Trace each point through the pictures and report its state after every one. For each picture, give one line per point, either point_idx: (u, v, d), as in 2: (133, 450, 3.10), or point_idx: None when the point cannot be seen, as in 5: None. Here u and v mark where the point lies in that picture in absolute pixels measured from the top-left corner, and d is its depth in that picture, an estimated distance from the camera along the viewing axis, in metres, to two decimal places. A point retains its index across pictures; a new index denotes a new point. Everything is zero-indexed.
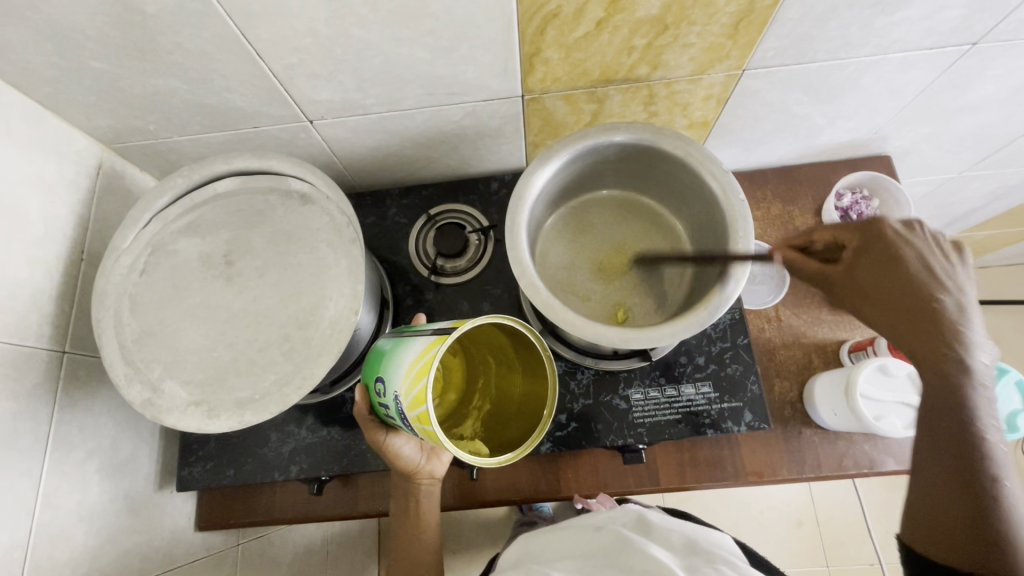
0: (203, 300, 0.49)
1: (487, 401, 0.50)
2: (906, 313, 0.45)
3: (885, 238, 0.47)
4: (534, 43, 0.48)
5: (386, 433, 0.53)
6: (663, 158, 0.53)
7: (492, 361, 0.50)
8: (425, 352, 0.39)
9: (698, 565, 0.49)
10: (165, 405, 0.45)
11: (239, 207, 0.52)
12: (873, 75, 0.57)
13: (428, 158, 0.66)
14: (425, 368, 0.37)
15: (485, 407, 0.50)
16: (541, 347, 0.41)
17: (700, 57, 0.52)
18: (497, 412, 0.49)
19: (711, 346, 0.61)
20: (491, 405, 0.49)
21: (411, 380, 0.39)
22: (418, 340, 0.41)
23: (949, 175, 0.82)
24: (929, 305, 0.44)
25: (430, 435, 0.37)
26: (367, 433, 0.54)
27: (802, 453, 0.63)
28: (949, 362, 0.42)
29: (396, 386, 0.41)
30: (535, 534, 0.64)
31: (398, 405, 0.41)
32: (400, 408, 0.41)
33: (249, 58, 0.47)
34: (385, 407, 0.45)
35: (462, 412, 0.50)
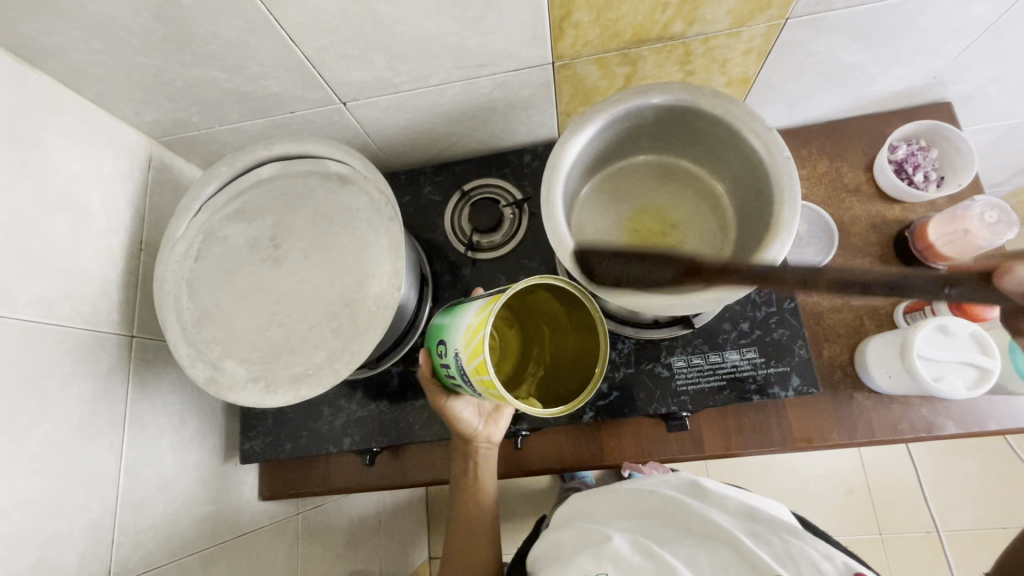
0: (255, 282, 0.51)
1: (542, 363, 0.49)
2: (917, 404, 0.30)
3: None
4: (564, 6, 0.47)
5: (447, 395, 0.56)
6: (702, 117, 0.51)
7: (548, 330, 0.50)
8: (480, 312, 0.39)
9: (765, 532, 0.48)
10: (227, 382, 0.47)
11: (281, 190, 0.53)
12: (930, 15, 0.52)
13: (459, 133, 0.66)
14: (479, 326, 0.38)
15: (540, 368, 0.49)
16: (591, 305, 0.42)
17: (739, 9, 0.50)
18: (550, 372, 0.48)
19: (755, 312, 0.60)
20: (546, 371, 0.49)
21: (468, 339, 0.40)
22: (475, 303, 0.42)
23: (1018, 120, 0.76)
24: None
25: (490, 390, 0.38)
26: (430, 395, 0.57)
27: (853, 418, 0.62)
28: None
29: (455, 345, 0.42)
30: (582, 493, 0.65)
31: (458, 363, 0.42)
32: (460, 367, 0.42)
33: (282, 43, 0.48)
34: (447, 368, 0.46)
35: (517, 374, 0.50)
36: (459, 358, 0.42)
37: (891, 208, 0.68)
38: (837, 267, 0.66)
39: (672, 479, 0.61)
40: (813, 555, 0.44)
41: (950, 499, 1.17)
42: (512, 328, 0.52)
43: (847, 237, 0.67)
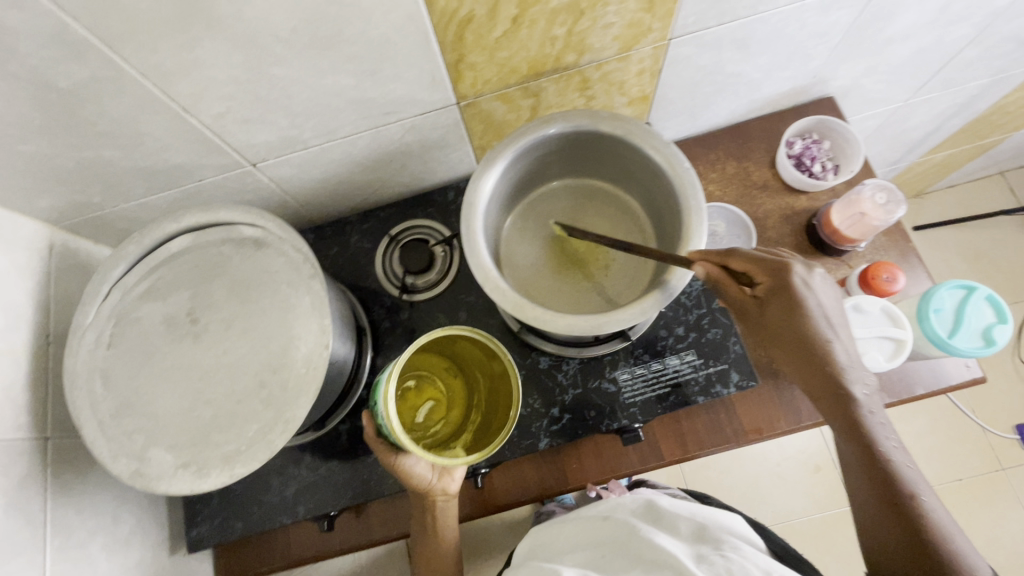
0: (174, 362, 0.48)
1: (480, 415, 0.53)
2: (813, 378, 0.49)
3: (789, 276, 0.49)
4: (456, 50, 0.48)
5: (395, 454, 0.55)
6: (606, 140, 0.53)
7: (480, 377, 0.54)
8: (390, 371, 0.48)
9: (713, 555, 0.48)
10: (155, 473, 0.45)
11: (195, 262, 0.51)
12: (796, 23, 0.58)
13: (379, 178, 0.66)
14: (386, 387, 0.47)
15: (480, 419, 0.53)
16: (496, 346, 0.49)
17: (623, 35, 0.52)
18: (485, 423, 0.52)
19: (688, 316, 0.62)
20: (482, 414, 0.53)
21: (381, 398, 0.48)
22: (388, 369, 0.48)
23: (896, 104, 0.86)
24: (824, 360, 0.49)
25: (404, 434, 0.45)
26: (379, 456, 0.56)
27: (796, 403, 0.65)
28: (854, 414, 0.48)
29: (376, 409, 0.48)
30: (546, 525, 0.66)
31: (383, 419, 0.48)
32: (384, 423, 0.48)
33: (174, 114, 0.47)
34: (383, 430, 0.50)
35: (463, 422, 0.54)
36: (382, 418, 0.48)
37: (799, 198, 0.72)
38: None
39: (630, 506, 0.61)
40: (749, 568, 0.45)
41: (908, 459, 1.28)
42: (455, 379, 0.56)
43: (764, 231, 0.71)
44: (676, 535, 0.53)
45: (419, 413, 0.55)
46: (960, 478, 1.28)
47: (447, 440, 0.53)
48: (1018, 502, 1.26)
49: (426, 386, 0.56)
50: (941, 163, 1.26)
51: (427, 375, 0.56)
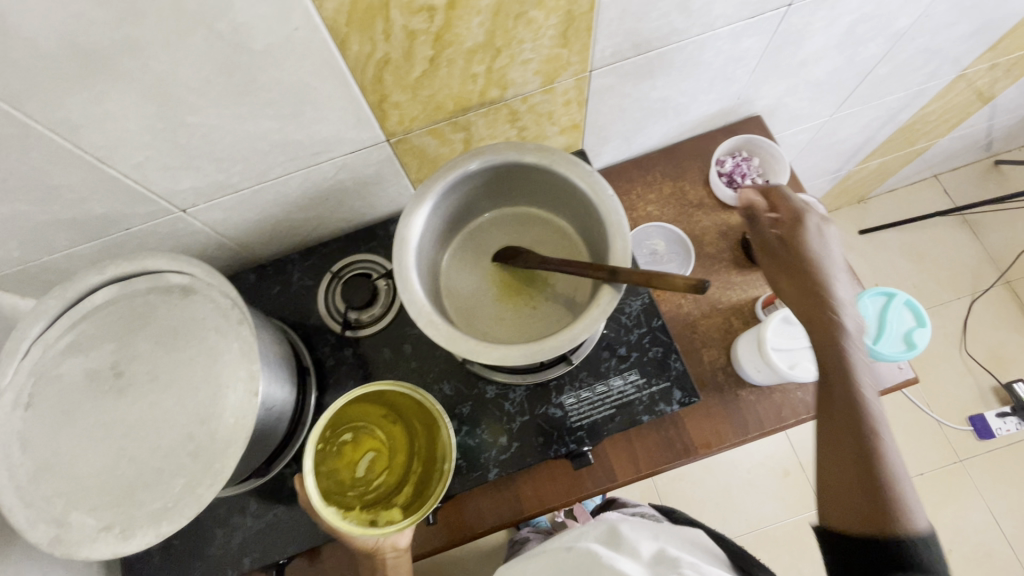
0: (97, 418, 0.46)
1: (420, 466, 0.53)
2: (806, 307, 0.50)
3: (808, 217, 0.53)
4: (377, 91, 0.49)
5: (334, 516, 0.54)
6: (533, 171, 0.55)
7: (419, 427, 0.54)
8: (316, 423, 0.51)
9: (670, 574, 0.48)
10: (76, 538, 0.43)
11: (120, 313, 0.50)
12: (711, 51, 0.61)
13: (318, 216, 0.66)
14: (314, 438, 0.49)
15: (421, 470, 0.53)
16: (428, 398, 0.52)
17: (543, 69, 0.54)
18: (424, 476, 0.52)
19: (629, 336, 0.63)
20: (420, 466, 0.53)
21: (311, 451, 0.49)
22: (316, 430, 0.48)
23: (822, 119, 0.90)
24: (823, 295, 0.49)
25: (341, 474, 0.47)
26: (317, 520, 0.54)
27: (742, 415, 0.66)
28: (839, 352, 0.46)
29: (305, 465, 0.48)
30: (515, 559, 0.64)
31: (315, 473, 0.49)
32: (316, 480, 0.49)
33: (91, 166, 0.46)
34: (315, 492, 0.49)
35: (401, 476, 0.53)
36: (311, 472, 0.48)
37: (733, 214, 0.74)
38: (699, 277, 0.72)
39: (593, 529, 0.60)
40: None
41: None
42: (394, 428, 0.55)
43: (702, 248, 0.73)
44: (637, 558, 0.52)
45: (359, 467, 0.54)
46: (922, 473, 1.31)
47: (385, 496, 0.52)
48: (977, 491, 1.30)
49: (363, 438, 0.55)
50: (876, 170, 1.32)
51: (365, 427, 0.55)
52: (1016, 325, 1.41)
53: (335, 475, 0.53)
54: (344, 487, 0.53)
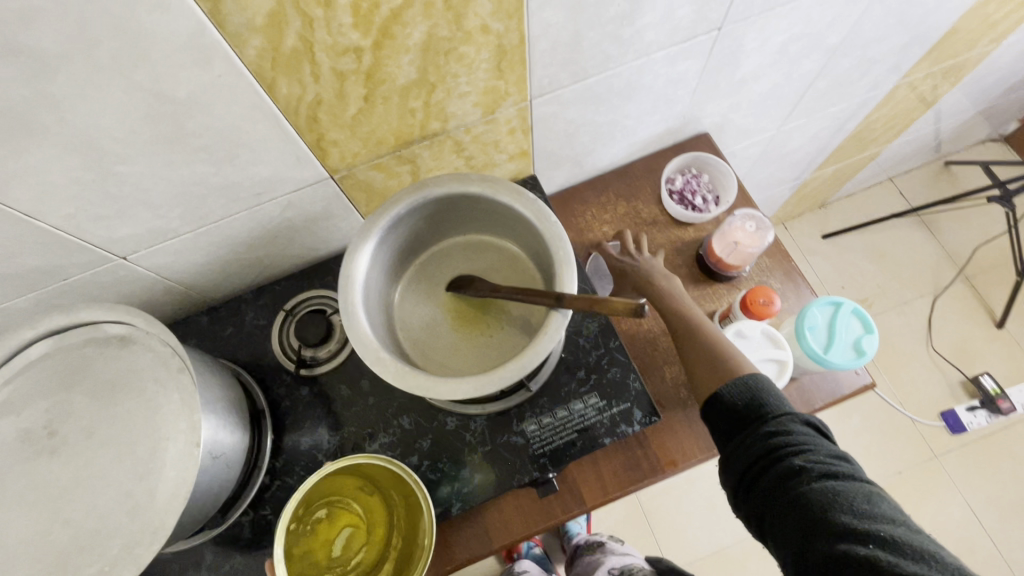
0: (29, 481, 0.44)
1: (398, 542, 0.51)
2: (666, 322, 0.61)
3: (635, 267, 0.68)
4: (314, 130, 0.49)
5: None
6: (479, 200, 0.55)
7: (398, 498, 0.52)
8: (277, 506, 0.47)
9: None
10: None
11: (55, 368, 0.48)
12: (649, 75, 0.62)
13: (269, 254, 0.65)
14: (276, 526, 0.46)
15: (401, 547, 0.51)
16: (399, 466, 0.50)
17: (482, 101, 0.55)
18: (403, 555, 0.50)
19: (588, 357, 0.63)
20: (400, 540, 0.51)
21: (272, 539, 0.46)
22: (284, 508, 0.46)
23: (770, 132, 0.93)
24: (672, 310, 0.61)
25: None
26: None
27: (707, 430, 0.66)
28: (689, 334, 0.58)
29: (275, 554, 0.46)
30: None
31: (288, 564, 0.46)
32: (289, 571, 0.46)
33: (18, 220, 0.45)
34: None
35: (381, 550, 0.52)
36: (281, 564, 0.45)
37: (688, 231, 0.75)
38: None
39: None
40: None
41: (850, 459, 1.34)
42: (372, 498, 0.53)
43: None
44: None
45: (335, 546, 0.52)
46: (900, 471, 1.33)
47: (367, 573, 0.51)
48: (955, 486, 1.31)
49: (339, 513, 0.53)
50: (832, 177, 1.36)
51: (338, 501, 0.53)
52: (979, 319, 1.45)
53: (310, 556, 0.51)
54: (320, 568, 0.51)
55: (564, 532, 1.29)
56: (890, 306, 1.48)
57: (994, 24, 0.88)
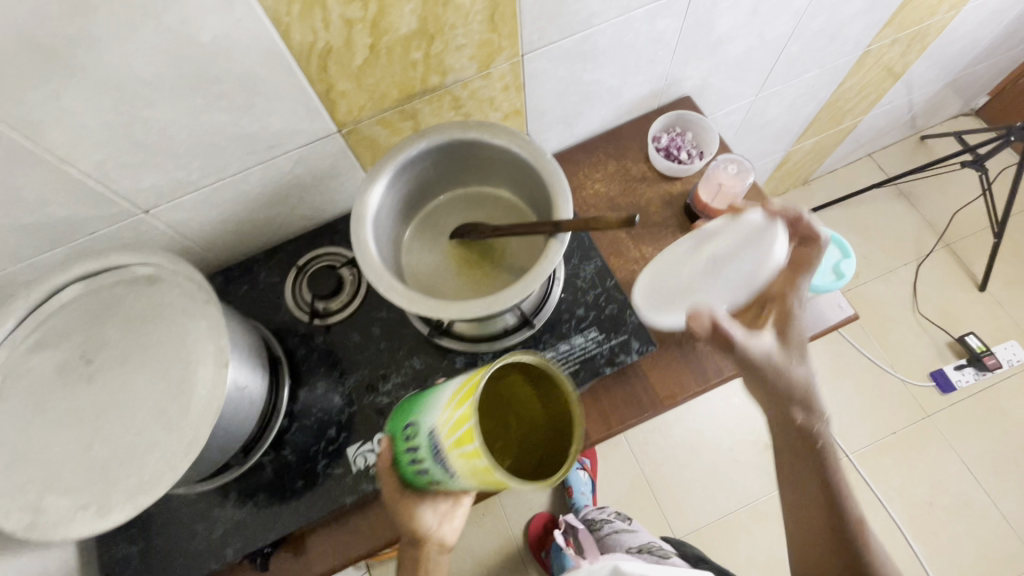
0: (69, 406, 0.47)
1: (513, 445, 0.44)
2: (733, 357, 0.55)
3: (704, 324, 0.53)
4: (323, 80, 0.53)
5: (419, 502, 0.55)
6: (479, 146, 0.59)
7: (531, 402, 0.45)
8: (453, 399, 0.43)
9: None
10: (52, 520, 0.44)
11: (87, 307, 0.51)
12: (630, 32, 0.67)
13: (280, 214, 0.69)
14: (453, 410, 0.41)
15: (517, 450, 0.43)
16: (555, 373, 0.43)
17: (477, 54, 0.59)
18: (521, 457, 0.43)
19: (586, 296, 0.67)
20: (518, 447, 0.44)
21: (456, 405, 0.42)
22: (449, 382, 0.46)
23: (748, 98, 0.98)
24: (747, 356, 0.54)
25: (491, 472, 0.38)
26: (399, 506, 0.55)
27: (701, 365, 0.69)
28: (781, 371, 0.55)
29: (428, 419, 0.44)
30: None
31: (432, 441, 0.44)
32: (434, 443, 0.44)
33: (52, 165, 0.49)
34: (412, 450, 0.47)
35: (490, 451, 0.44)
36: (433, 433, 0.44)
37: (674, 184, 0.79)
38: (648, 243, 0.76)
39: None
40: None
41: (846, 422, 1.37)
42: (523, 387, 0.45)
43: (649, 216, 0.78)
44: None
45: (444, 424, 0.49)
46: (894, 431, 1.36)
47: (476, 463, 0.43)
48: (947, 443, 1.35)
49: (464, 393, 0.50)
50: (813, 150, 1.42)
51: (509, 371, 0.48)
52: (961, 282, 1.50)
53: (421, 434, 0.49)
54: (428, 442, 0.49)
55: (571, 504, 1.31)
56: (876, 275, 1.53)
57: None
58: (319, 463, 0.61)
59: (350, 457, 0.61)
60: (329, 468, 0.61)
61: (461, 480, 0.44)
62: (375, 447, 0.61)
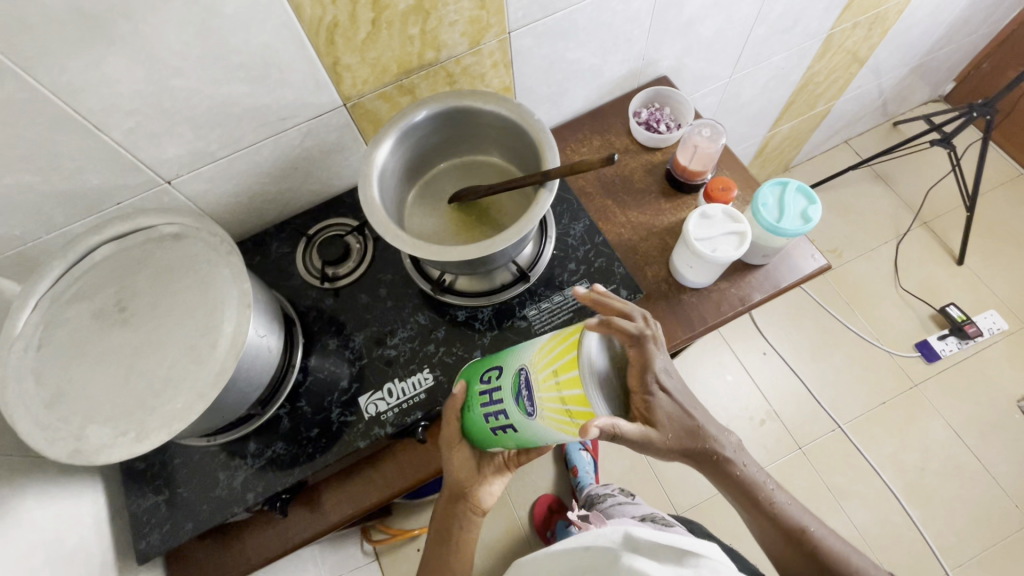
0: (105, 347, 0.51)
1: None
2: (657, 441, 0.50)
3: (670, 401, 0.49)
4: (330, 53, 0.59)
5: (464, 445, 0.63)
6: (472, 113, 0.64)
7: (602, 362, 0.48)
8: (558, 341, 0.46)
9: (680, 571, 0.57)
10: (94, 447, 0.47)
11: (119, 263, 0.56)
12: (607, 12, 0.74)
13: (290, 189, 0.74)
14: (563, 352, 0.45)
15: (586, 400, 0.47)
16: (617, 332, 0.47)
17: (468, 31, 0.65)
18: None
19: (577, 253, 0.72)
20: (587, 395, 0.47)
21: (551, 354, 0.46)
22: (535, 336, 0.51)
23: (722, 80, 1.05)
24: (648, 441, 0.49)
25: (582, 407, 0.42)
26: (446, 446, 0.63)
27: (688, 314, 0.73)
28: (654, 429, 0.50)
29: (522, 360, 0.50)
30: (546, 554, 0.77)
31: (519, 378, 0.50)
32: (523, 382, 0.49)
33: (88, 132, 0.54)
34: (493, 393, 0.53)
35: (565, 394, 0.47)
36: (524, 371, 0.50)
37: (656, 153, 0.84)
38: (634, 207, 0.80)
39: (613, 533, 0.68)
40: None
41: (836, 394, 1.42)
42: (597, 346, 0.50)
43: (633, 183, 0.82)
44: (659, 560, 0.59)
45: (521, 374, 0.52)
46: (884, 402, 1.41)
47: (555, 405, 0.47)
48: (936, 410, 1.39)
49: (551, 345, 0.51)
50: (789, 136, 1.49)
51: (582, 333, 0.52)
52: (940, 258, 1.56)
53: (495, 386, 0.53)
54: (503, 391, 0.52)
55: (574, 485, 1.34)
56: (858, 254, 1.58)
57: None
58: (333, 413, 0.65)
59: (362, 406, 0.65)
60: (343, 417, 0.65)
61: (534, 421, 0.50)
62: (385, 396, 0.65)
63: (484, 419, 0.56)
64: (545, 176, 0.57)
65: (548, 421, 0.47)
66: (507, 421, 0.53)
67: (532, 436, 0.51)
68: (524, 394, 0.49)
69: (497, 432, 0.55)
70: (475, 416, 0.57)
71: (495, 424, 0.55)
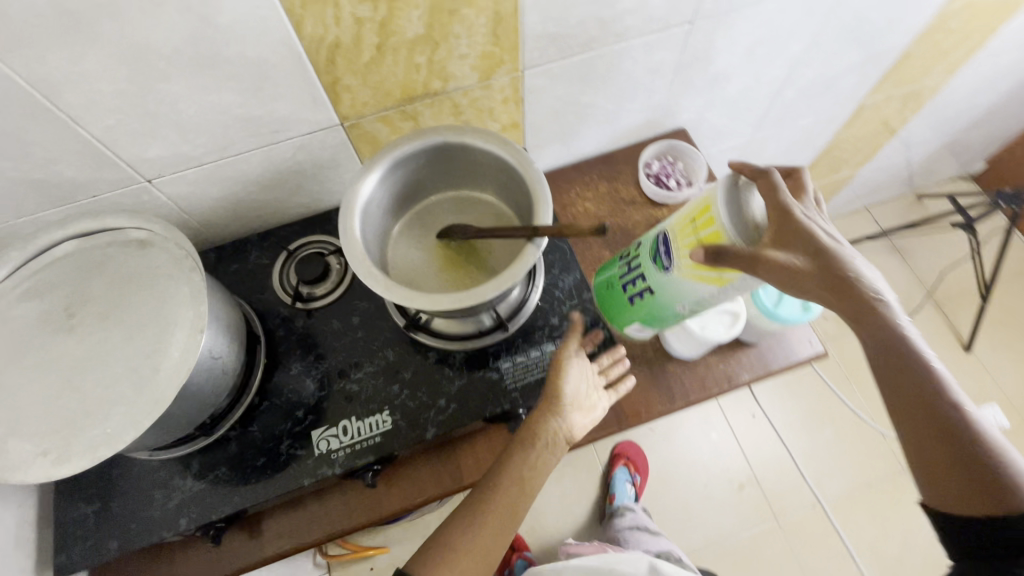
0: (44, 354, 0.49)
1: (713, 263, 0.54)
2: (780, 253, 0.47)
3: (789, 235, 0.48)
4: (330, 73, 0.57)
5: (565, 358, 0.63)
6: (470, 151, 0.61)
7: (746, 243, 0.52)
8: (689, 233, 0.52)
9: None
10: (10, 464, 0.44)
11: (77, 263, 0.53)
12: (629, 60, 0.71)
13: (278, 200, 0.71)
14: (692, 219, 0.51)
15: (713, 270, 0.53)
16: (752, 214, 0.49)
17: (479, 65, 0.63)
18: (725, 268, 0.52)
19: (562, 307, 0.69)
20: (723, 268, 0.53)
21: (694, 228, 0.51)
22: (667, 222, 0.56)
23: (743, 138, 1.02)
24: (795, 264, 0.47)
25: (714, 232, 0.49)
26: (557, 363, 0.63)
27: (669, 386, 0.69)
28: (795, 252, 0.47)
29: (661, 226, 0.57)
30: None
31: (658, 243, 0.57)
32: (663, 243, 0.56)
33: (64, 125, 0.51)
34: (635, 279, 0.61)
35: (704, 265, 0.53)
36: (661, 235, 0.56)
37: (661, 210, 0.81)
38: None
39: None
40: None
41: (822, 468, 1.37)
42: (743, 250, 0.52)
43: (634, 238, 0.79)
44: None
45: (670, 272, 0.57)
46: (870, 484, 1.36)
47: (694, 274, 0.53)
48: None
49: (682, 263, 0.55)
50: None
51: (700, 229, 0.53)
52: (948, 342, 1.51)
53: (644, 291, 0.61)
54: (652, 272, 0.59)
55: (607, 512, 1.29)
56: None
57: (948, 53, 0.97)
58: (283, 443, 0.62)
59: (314, 441, 0.62)
60: (292, 450, 0.61)
61: (674, 277, 0.55)
62: (339, 433, 0.62)
63: (626, 298, 0.63)
64: (533, 232, 0.54)
65: (686, 270, 0.53)
66: (646, 285, 0.59)
67: (668, 296, 0.58)
68: (662, 254, 0.56)
69: (634, 303, 0.62)
70: (625, 314, 0.65)
71: (633, 294, 0.62)
